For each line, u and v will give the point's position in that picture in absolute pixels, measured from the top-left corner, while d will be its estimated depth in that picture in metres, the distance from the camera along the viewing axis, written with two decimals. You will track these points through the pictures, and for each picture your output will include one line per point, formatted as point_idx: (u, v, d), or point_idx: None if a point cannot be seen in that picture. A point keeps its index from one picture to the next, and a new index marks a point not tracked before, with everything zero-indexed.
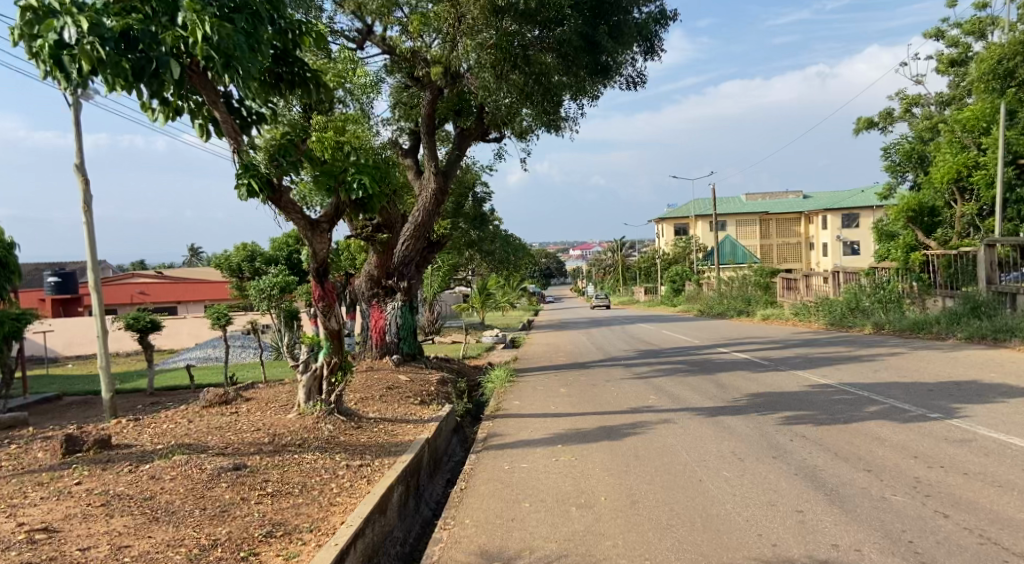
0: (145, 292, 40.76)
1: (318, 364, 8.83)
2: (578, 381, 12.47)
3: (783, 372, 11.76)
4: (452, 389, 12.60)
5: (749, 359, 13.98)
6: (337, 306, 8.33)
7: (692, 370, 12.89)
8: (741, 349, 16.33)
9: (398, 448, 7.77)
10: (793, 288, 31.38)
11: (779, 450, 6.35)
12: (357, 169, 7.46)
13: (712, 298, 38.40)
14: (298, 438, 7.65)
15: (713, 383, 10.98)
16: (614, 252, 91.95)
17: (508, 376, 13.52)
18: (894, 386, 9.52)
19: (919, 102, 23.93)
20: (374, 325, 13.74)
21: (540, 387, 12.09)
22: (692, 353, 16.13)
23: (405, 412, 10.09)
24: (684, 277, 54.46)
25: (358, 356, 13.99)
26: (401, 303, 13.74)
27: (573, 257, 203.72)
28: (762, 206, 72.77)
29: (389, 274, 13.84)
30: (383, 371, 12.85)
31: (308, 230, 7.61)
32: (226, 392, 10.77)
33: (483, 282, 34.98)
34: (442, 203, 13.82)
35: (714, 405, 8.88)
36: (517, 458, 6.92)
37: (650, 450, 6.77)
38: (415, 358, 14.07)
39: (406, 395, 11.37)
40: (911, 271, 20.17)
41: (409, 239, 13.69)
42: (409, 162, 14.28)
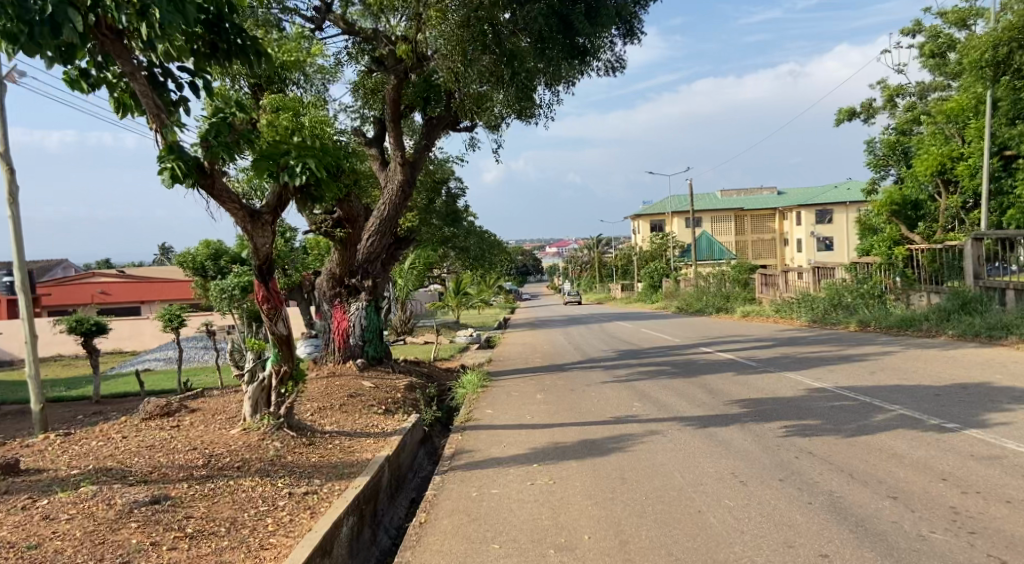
0: (107, 293, 39.63)
1: (265, 374, 7.91)
2: (555, 386, 11.63)
3: (774, 374, 11.01)
4: (420, 395, 11.71)
5: (735, 359, 13.25)
6: (285, 308, 7.38)
7: (676, 372, 12.11)
8: (725, 348, 15.59)
9: (353, 468, 6.88)
10: (773, 284, 30.81)
11: (787, 470, 5.56)
12: (301, 151, 6.52)
13: (690, 295, 37.80)
14: (237, 459, 6.72)
15: (701, 388, 10.20)
16: (591, 249, 91.47)
17: (481, 381, 12.63)
18: (896, 389, 8.80)
19: (902, 93, 23.41)
20: (337, 328, 12.81)
21: (515, 393, 11.23)
22: (674, 353, 15.38)
23: (366, 424, 9.18)
24: (661, 274, 53.93)
25: (320, 361, 13.04)
26: (365, 303, 12.82)
27: (550, 255, 203.34)
28: (738, 202, 72.53)
29: (351, 273, 12.88)
30: (346, 377, 11.92)
31: (247, 222, 6.69)
32: (169, 404, 9.82)
33: (459, 280, 34.05)
34: (409, 196, 12.99)
35: (704, 414, 8.08)
36: (487, 481, 6.07)
37: (639, 470, 5.94)
38: (382, 362, 13.16)
39: (369, 404, 10.46)
40: (895, 266, 19.58)
41: (373, 234, 12.77)
42: (374, 152, 13.34)
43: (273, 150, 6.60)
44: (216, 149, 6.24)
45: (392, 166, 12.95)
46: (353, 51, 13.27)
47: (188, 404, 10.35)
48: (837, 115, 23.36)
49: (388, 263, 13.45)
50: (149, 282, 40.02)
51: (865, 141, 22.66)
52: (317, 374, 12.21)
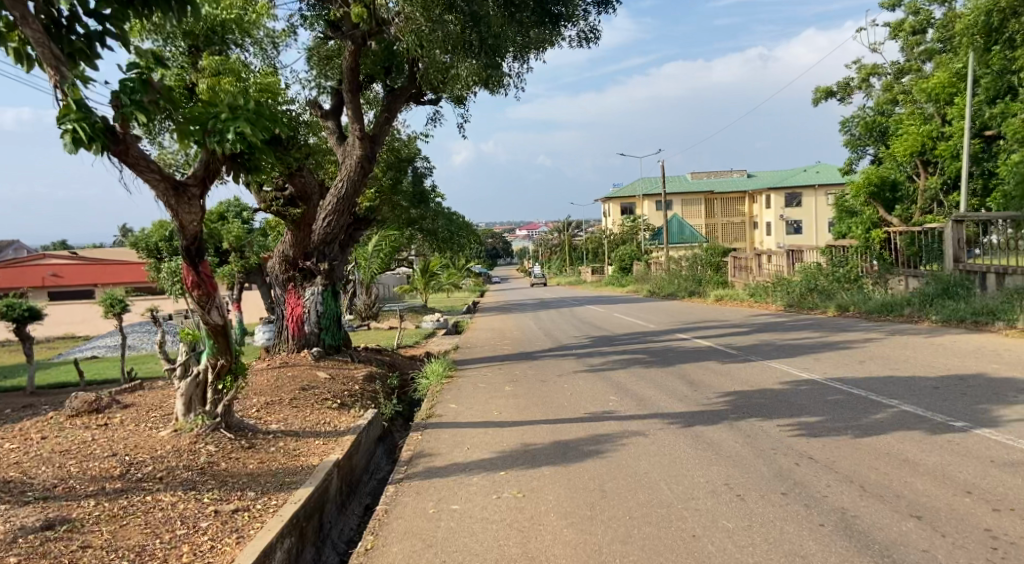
0: (57, 275, 38.43)
1: (200, 368, 7.06)
2: (525, 376, 10.90)
3: (756, 363, 10.39)
4: (380, 387, 10.91)
5: (713, 347, 12.63)
6: (219, 295, 6.47)
7: (652, 362, 11.42)
8: (701, 334, 14.98)
9: (297, 476, 6.07)
10: (746, 269, 30.39)
11: (789, 481, 4.87)
12: (232, 113, 5.52)
13: (661, 278, 37.31)
14: (160, 469, 5.86)
15: (681, 379, 9.52)
16: (561, 232, 90.83)
17: (446, 370, 11.85)
18: (890, 380, 8.20)
19: (877, 72, 22.93)
20: (291, 314, 11.92)
21: (482, 385, 10.47)
22: (649, 339, 14.73)
23: (318, 421, 8.36)
24: (633, 257, 53.47)
25: (273, 351, 12.15)
26: (321, 288, 11.95)
27: (520, 239, 202.49)
28: (708, 185, 72.35)
29: (306, 255, 11.94)
30: (301, 367, 11.06)
31: (170, 195, 5.78)
32: (98, 399, 8.89)
33: (428, 264, 33.16)
34: (369, 171, 12.15)
35: (688, 410, 7.40)
36: (448, 493, 5.32)
37: (620, 481, 5.22)
38: (340, 352, 12.31)
39: (323, 397, 9.64)
40: (872, 250, 19.07)
41: (330, 213, 11.81)
42: (331, 124, 12.36)
43: (199, 111, 5.56)
44: (128, 110, 5.31)
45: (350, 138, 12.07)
46: (307, 15, 12.23)
47: (122, 399, 9.41)
48: (815, 94, 22.83)
49: (346, 244, 12.52)
50: (102, 264, 38.57)
51: (842, 121, 22.16)
52: (269, 365, 11.31)
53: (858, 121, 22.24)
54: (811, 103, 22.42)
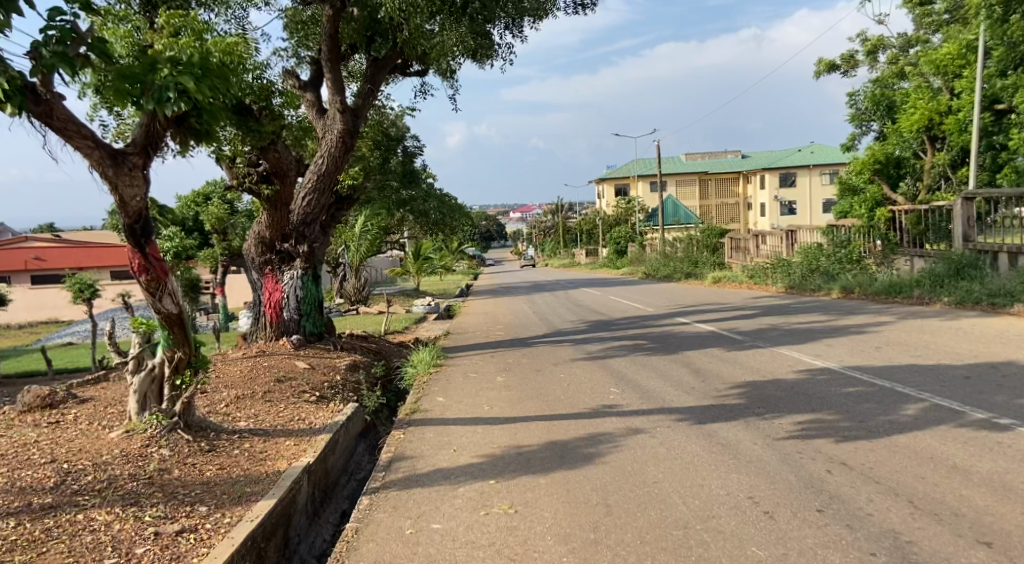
0: (40, 259, 37.63)
1: (155, 361, 6.33)
2: (517, 365, 10.20)
3: (764, 350, 9.69)
4: (363, 378, 10.20)
5: (716, 332, 11.94)
6: (171, 280, 5.73)
7: (653, 349, 10.71)
8: (701, 319, 14.26)
9: (261, 484, 5.35)
10: (743, 250, 29.70)
11: (824, 494, 4.17)
12: (174, 66, 4.75)
13: (656, 260, 36.61)
14: (101, 479, 5.13)
15: (686, 369, 8.81)
16: (555, 214, 89.98)
17: (434, 359, 11.14)
18: (915, 370, 7.54)
19: (883, 45, 22.19)
20: (269, 300, 11.16)
21: (471, 375, 9.76)
22: (648, 324, 14.05)
23: (292, 417, 7.64)
24: (628, 239, 52.76)
25: (251, 339, 11.39)
26: (300, 272, 11.21)
27: (514, 221, 201.50)
28: (703, 166, 71.52)
29: (284, 237, 11.17)
30: (278, 357, 10.33)
31: (107, 165, 5.00)
32: (52, 394, 8.14)
33: (419, 246, 32.36)
34: (351, 147, 11.44)
35: (698, 406, 6.71)
36: (428, 508, 4.61)
37: (627, 492, 4.52)
38: (322, 339, 11.58)
39: (300, 390, 8.91)
40: (876, 229, 18.39)
41: (310, 191, 11.13)
42: (310, 97, 11.62)
43: (135, 65, 4.81)
44: (48, 62, 4.55)
45: (331, 111, 11.32)
46: None
47: (80, 393, 8.66)
48: (818, 66, 22.03)
49: (327, 225, 11.78)
50: (85, 248, 37.74)
51: (847, 95, 21.39)
52: (245, 354, 10.56)
53: (864, 95, 21.46)
54: (814, 76, 21.63)
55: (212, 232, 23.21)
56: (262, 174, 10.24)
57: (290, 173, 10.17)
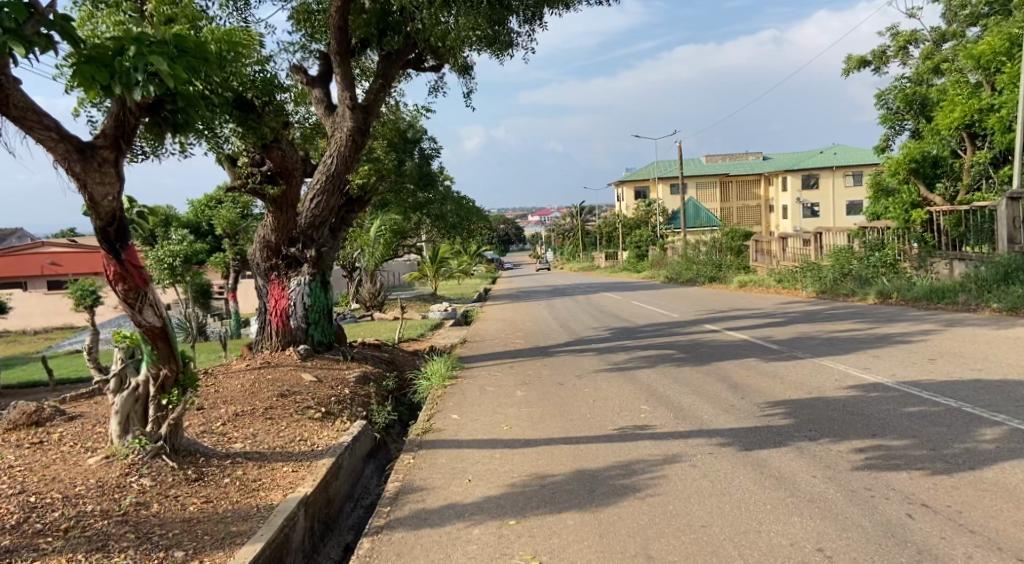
0: (56, 265, 37.47)
1: (139, 380, 5.74)
2: (538, 377, 9.53)
3: (805, 362, 8.97)
4: (373, 391, 9.58)
5: (749, 341, 11.21)
6: (151, 289, 5.13)
7: (683, 359, 10.00)
8: (731, 326, 13.50)
9: (249, 520, 4.74)
10: (768, 253, 28.83)
11: (911, 548, 3.52)
12: (142, 46, 4.14)
13: (677, 265, 35.80)
14: (67, 517, 4.53)
15: (722, 382, 8.10)
16: (573, 218, 89.23)
17: (448, 371, 10.50)
18: (980, 386, 6.82)
19: (916, 39, 21.32)
20: (275, 307, 10.59)
21: (489, 388, 9.10)
22: (674, 331, 13.33)
23: (294, 436, 7.03)
24: (648, 242, 51.85)
25: (256, 349, 10.83)
26: (308, 277, 10.63)
27: (531, 225, 200.93)
28: (723, 168, 70.47)
29: (291, 241, 10.59)
30: (284, 368, 9.74)
31: (73, 159, 4.45)
32: (38, 410, 7.58)
33: (435, 249, 31.82)
34: (362, 146, 10.89)
35: (741, 427, 6.01)
36: (439, 555, 3.99)
37: (672, 539, 3.86)
38: (331, 349, 11.00)
39: (304, 404, 8.30)
40: (914, 232, 17.57)
41: (319, 193, 10.60)
42: (318, 93, 11.04)
43: (101, 48, 4.18)
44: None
45: (340, 109, 10.77)
46: None
47: (70, 410, 8.10)
48: (847, 64, 21.15)
49: (337, 227, 11.20)
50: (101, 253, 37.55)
51: (877, 94, 20.54)
52: (249, 365, 9.98)
53: (895, 94, 20.58)
54: (844, 74, 20.76)
55: (224, 237, 22.77)
56: (267, 174, 9.63)
57: (297, 172, 9.59)
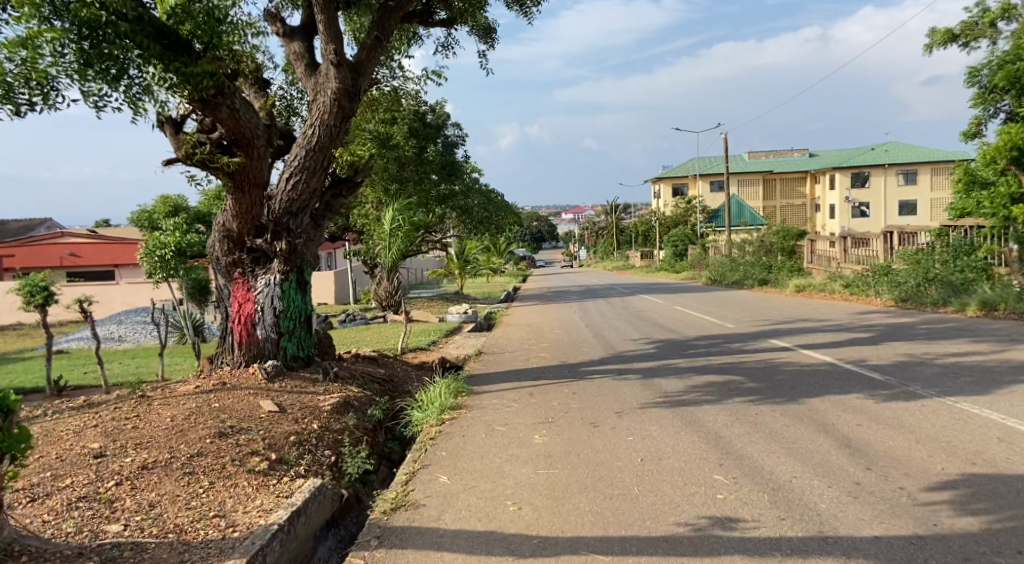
0: (75, 255, 36.34)
1: None
2: (568, 411, 7.28)
3: (934, 403, 6.61)
4: (351, 427, 7.39)
5: (837, 366, 8.83)
6: None
7: (757, 392, 7.65)
8: (805, 344, 11.02)
9: None
10: (825, 254, 26.12)
11: None
12: None
13: (721, 265, 33.23)
14: None
15: (826, 437, 5.77)
16: (608, 215, 86.61)
17: (453, 397, 8.28)
18: None
19: (1014, 12, 18.44)
20: (238, 313, 8.47)
21: (501, 428, 6.87)
22: (734, 348, 10.98)
23: (207, 510, 4.87)
24: (687, 241, 49.15)
25: (215, 364, 8.71)
26: (279, 277, 8.48)
27: (565, 223, 198.21)
28: (767, 164, 67.19)
29: (257, 230, 8.46)
30: (241, 393, 7.61)
31: None
32: None
33: (462, 245, 29.58)
34: (351, 114, 8.83)
35: (897, 540, 3.73)
36: None
37: None
38: (310, 365, 8.87)
39: (245, 449, 6.12)
40: (1013, 231, 15.50)
41: (295, 172, 8.54)
42: (297, 48, 9.00)
43: None
44: None
45: (323, 66, 8.71)
46: None
47: None
48: (932, 38, 18.53)
49: (319, 215, 9.08)
50: (121, 243, 36.27)
51: (967, 75, 17.83)
52: (198, 388, 7.87)
53: (990, 70, 17.85)
54: (929, 47, 18.10)
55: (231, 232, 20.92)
56: (220, 142, 7.46)
57: (258, 141, 7.37)
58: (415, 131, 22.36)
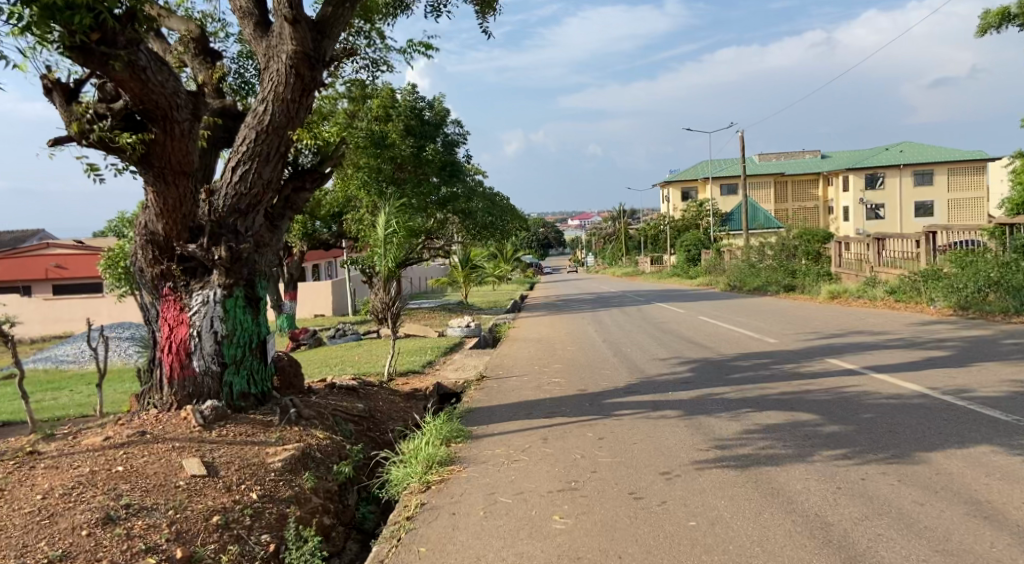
0: (62, 266, 34.52)
1: None
2: (598, 473, 5.38)
3: None
4: (303, 495, 5.52)
5: (935, 401, 6.92)
6: None
7: (848, 441, 5.75)
8: (875, 366, 9.09)
9: None
10: (854, 258, 24.17)
11: None
12: None
13: (740, 270, 31.29)
14: None
15: (993, 529, 3.89)
16: (616, 219, 84.69)
17: (444, 446, 6.39)
18: None
19: None
20: (168, 340, 6.62)
21: (507, 500, 4.98)
22: (789, 372, 9.09)
23: None
24: (699, 245, 46.98)
25: (142, 404, 6.86)
26: (219, 293, 6.62)
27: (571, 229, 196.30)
28: (780, 166, 65.28)
29: (191, 233, 6.59)
30: (161, 448, 5.75)
31: None
32: None
33: (466, 253, 27.68)
34: (312, 86, 6.99)
35: None
36: None
37: None
38: (264, 405, 7.01)
39: (134, 545, 4.26)
40: None
41: (241, 160, 6.70)
42: (244, 3, 7.22)
43: None
44: None
45: (277, 25, 6.89)
46: None
47: None
48: (985, 20, 16.60)
49: (276, 214, 7.27)
50: None
51: None
52: (110, 439, 6.01)
53: None
54: (983, 29, 16.15)
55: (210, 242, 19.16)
56: (127, 115, 5.62)
57: (177, 112, 5.52)
58: (413, 129, 20.44)
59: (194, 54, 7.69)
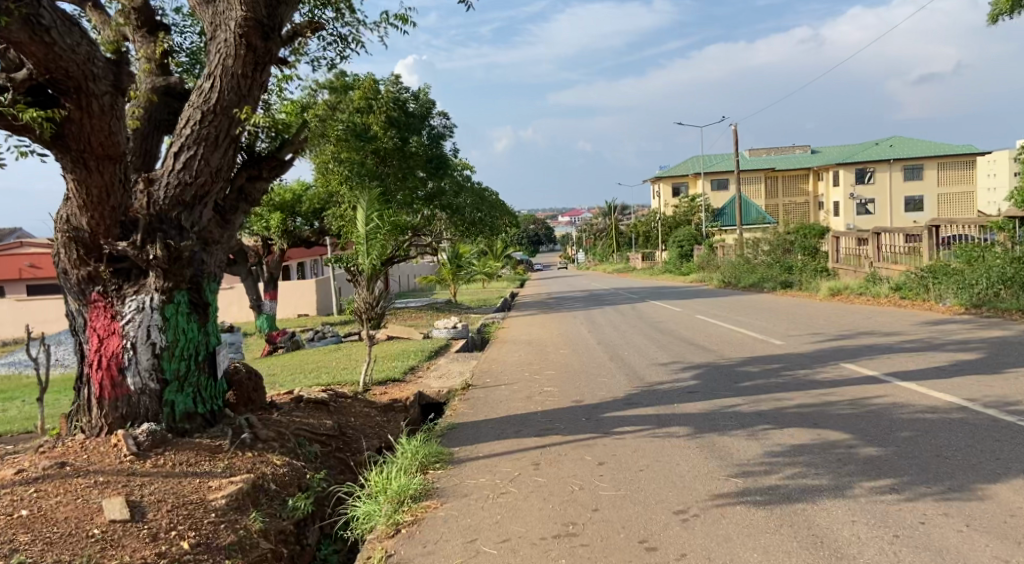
0: (35, 266, 33.44)
1: None
2: (601, 512, 4.50)
3: None
4: (247, 541, 4.62)
5: (980, 415, 6.10)
6: None
7: (892, 469, 4.91)
8: (898, 373, 8.26)
9: None
10: (852, 254, 23.38)
11: None
12: None
13: (734, 267, 30.46)
14: None
15: None
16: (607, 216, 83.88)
17: (419, 477, 5.46)
18: None
19: None
20: (99, 354, 5.69)
21: (493, 551, 4.09)
22: (804, 379, 8.25)
23: None
24: (692, 241, 46.07)
25: (70, 428, 5.92)
26: (156, 299, 5.70)
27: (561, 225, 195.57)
28: (771, 161, 64.61)
29: (124, 230, 5.68)
30: (79, 484, 4.84)
31: None
32: None
33: (454, 250, 26.73)
34: (266, 59, 6.07)
35: None
36: None
37: None
38: (214, 426, 6.10)
39: None
40: None
41: (183, 145, 5.78)
42: None
43: None
44: None
45: None
46: None
47: None
48: (995, 7, 15.77)
49: (228, 208, 6.37)
50: None
51: None
52: (23, 472, 5.09)
53: None
54: (994, 16, 15.30)
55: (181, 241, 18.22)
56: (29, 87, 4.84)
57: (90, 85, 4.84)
58: (396, 122, 19.46)
59: (136, 26, 6.71)
